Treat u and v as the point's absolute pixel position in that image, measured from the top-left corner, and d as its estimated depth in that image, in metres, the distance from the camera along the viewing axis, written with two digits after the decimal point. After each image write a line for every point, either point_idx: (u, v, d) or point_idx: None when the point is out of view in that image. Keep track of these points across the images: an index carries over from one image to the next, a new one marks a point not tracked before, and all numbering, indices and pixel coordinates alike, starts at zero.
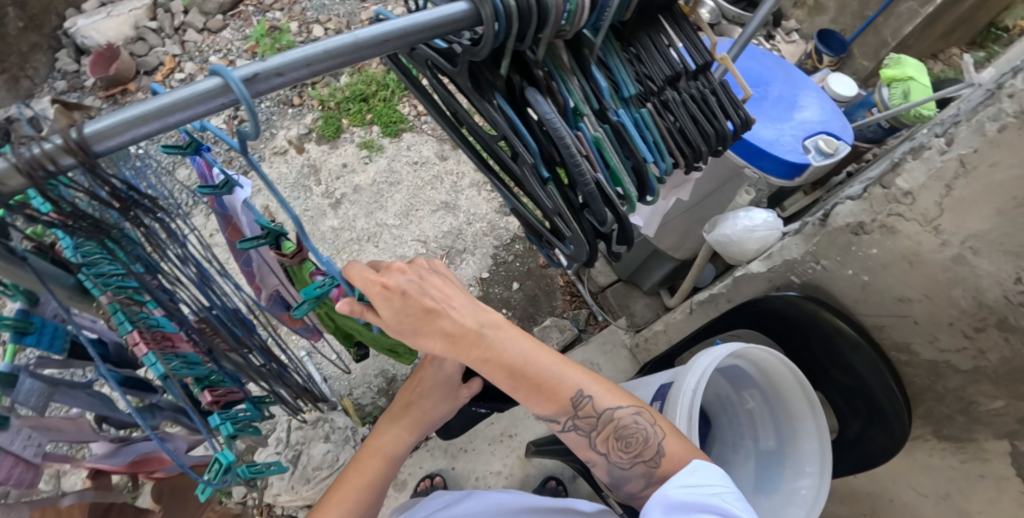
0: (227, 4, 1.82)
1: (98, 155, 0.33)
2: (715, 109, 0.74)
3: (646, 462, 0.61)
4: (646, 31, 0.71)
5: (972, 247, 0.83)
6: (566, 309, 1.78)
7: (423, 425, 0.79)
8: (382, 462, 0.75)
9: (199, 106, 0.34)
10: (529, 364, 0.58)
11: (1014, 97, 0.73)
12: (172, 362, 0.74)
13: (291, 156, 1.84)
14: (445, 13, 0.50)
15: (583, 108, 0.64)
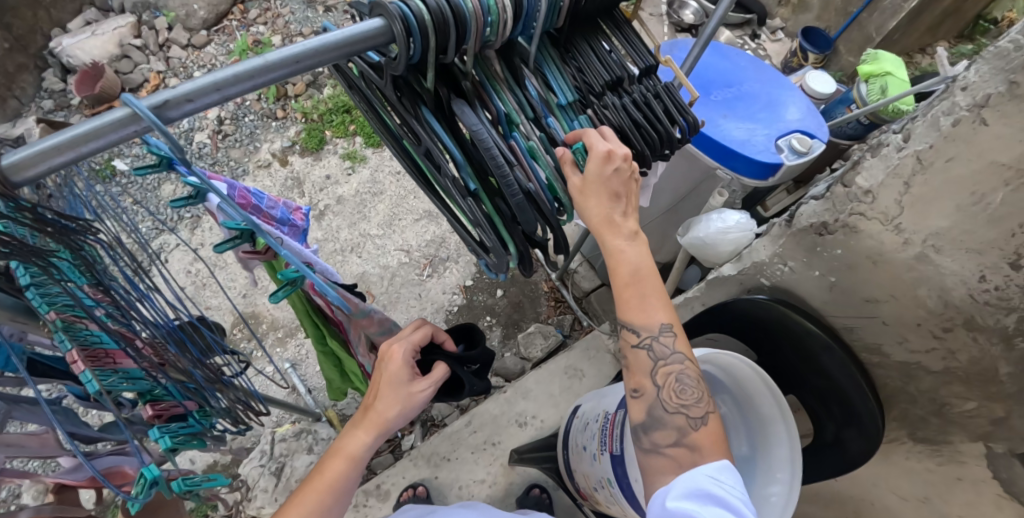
0: (209, 22, 2.70)
1: (13, 185, 0.43)
2: (661, 114, 0.73)
3: (688, 416, 0.76)
4: (582, 37, 0.71)
5: (934, 246, 0.81)
6: (551, 314, 2.21)
7: (377, 424, 0.74)
8: (340, 465, 0.72)
9: (111, 134, 0.44)
10: (643, 273, 0.73)
11: (966, 90, 0.70)
12: (109, 378, 0.72)
13: (275, 170, 2.41)
14: (357, 31, 0.53)
15: (516, 116, 0.64)
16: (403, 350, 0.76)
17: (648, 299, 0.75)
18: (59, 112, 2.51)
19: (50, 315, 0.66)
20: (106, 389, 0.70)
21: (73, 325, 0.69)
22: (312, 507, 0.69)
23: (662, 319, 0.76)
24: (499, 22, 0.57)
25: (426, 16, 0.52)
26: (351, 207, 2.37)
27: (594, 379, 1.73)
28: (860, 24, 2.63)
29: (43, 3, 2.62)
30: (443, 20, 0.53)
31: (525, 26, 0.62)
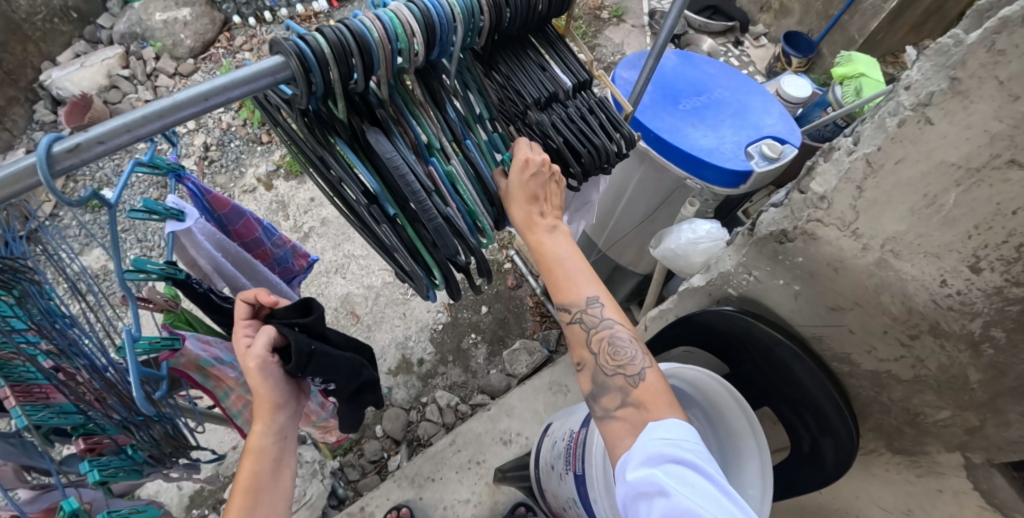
0: (197, 50, 2.75)
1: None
2: (595, 128, 0.75)
3: (627, 374, 0.73)
4: (511, 54, 0.72)
5: (893, 250, 0.78)
6: (537, 329, 2.18)
7: (264, 411, 0.69)
8: (250, 463, 0.67)
9: (22, 179, 0.47)
10: (562, 261, 0.74)
11: (909, 89, 0.68)
12: (39, 413, 0.70)
13: (260, 194, 2.40)
14: (259, 67, 0.52)
15: (435, 143, 0.64)
16: (238, 336, 0.70)
17: (573, 274, 0.74)
18: None
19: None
20: (33, 424, 0.68)
21: (7, 362, 0.66)
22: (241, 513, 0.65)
23: (590, 290, 0.74)
24: (411, 50, 0.57)
25: (325, 50, 0.52)
26: (335, 228, 2.36)
27: (579, 394, 1.69)
28: (842, 27, 2.64)
29: (34, 38, 2.65)
30: (347, 53, 0.53)
31: (444, 50, 0.62)
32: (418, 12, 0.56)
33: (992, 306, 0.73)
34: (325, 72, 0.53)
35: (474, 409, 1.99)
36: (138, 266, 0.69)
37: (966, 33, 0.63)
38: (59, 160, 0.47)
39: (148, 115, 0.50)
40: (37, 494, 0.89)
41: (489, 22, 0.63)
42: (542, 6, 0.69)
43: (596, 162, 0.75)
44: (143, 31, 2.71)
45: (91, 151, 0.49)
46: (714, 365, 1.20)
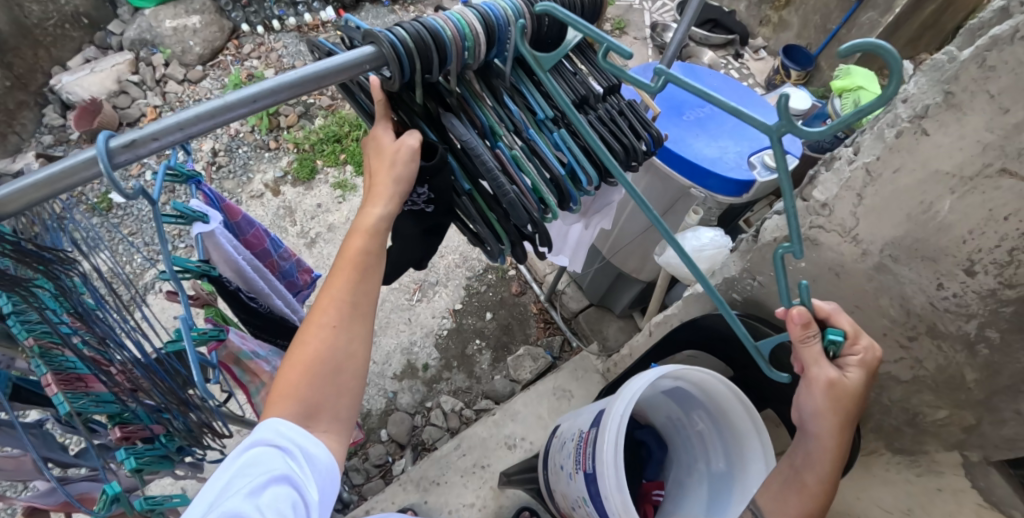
0: (206, 58, 2.80)
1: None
2: (625, 128, 0.78)
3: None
4: (546, 60, 0.76)
5: (891, 255, 0.82)
6: (541, 336, 2.21)
7: (384, 192, 0.66)
8: (359, 241, 0.66)
9: (81, 173, 0.51)
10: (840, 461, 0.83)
11: (906, 102, 0.72)
12: (81, 400, 0.73)
13: (268, 199, 2.44)
14: (352, 56, 0.58)
15: (498, 129, 0.70)
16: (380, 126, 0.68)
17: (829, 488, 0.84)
18: (58, 147, 2.60)
19: (28, 341, 0.67)
20: (76, 412, 0.71)
21: (48, 351, 0.70)
22: (348, 283, 0.65)
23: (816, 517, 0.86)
24: (476, 47, 0.64)
25: (410, 43, 0.59)
26: (341, 234, 2.39)
27: (582, 399, 1.72)
28: (839, 41, 2.71)
29: (44, 43, 2.71)
30: (418, 47, 0.60)
31: (499, 50, 0.68)
32: (480, 16, 0.63)
33: (987, 308, 0.77)
34: (402, 61, 0.59)
35: (478, 414, 2.01)
36: (183, 264, 0.76)
37: (959, 50, 0.68)
38: (116, 154, 0.51)
39: (201, 115, 0.53)
40: (53, 487, 0.93)
41: (530, 29, 0.67)
42: (576, 14, 0.73)
43: (627, 162, 0.78)
44: (153, 38, 2.77)
45: (146, 147, 0.52)
46: (719, 367, 1.23)
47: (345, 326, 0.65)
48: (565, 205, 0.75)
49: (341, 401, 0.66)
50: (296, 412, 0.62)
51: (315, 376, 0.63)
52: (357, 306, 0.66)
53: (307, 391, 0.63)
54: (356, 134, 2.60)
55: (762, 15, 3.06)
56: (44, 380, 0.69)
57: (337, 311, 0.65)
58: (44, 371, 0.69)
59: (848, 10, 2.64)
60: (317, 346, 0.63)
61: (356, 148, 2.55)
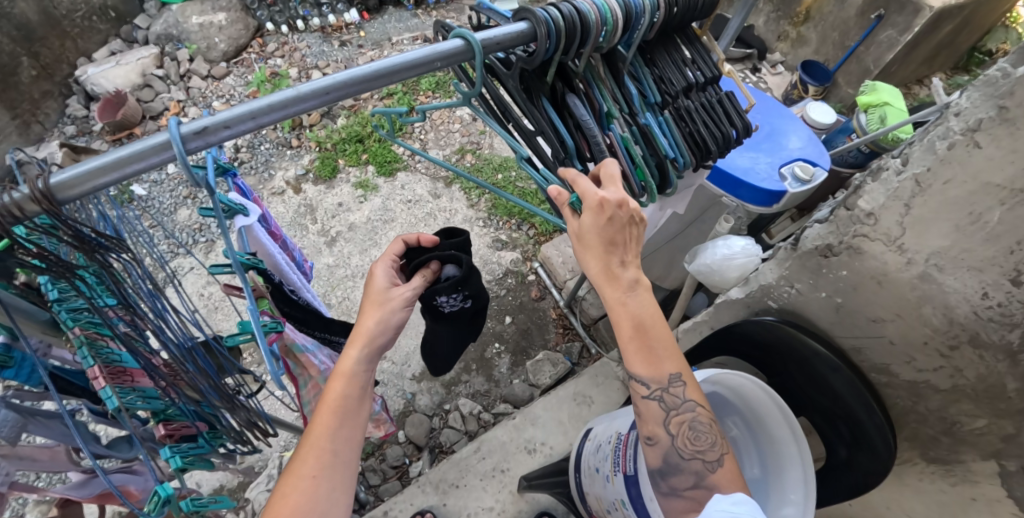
0: (230, 55, 2.84)
1: (59, 202, 0.50)
2: (723, 116, 0.87)
3: (704, 460, 0.79)
4: (665, 46, 0.84)
5: (936, 264, 0.84)
6: (560, 341, 2.23)
7: (361, 340, 0.82)
8: (339, 385, 0.79)
9: (153, 158, 0.52)
10: (648, 320, 0.79)
11: (959, 116, 0.74)
12: (128, 395, 0.74)
13: (289, 197, 2.47)
14: (508, 31, 0.66)
15: (615, 111, 0.77)
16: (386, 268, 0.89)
17: (655, 348, 0.79)
18: (81, 137, 2.63)
19: (74, 330, 0.67)
20: (124, 407, 0.72)
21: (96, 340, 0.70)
22: (327, 427, 0.77)
23: (671, 368, 0.79)
24: (613, 31, 0.70)
25: (562, 24, 0.66)
26: (362, 234, 2.41)
27: (603, 407, 1.71)
28: (857, 58, 2.73)
29: (71, 34, 2.75)
30: (573, 28, 0.67)
31: (629, 37, 0.75)
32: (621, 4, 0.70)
33: None
34: (553, 41, 0.67)
35: (496, 418, 2.02)
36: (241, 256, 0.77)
37: (1013, 67, 0.70)
38: (189, 141, 0.52)
39: (272, 105, 0.56)
40: (86, 479, 0.82)
41: (661, 19, 0.75)
42: (699, 9, 0.80)
43: (721, 148, 0.86)
44: (179, 33, 2.81)
45: (218, 134, 0.54)
46: (751, 371, 1.25)
47: (321, 477, 0.74)
48: (664, 186, 0.84)
49: None
50: None
51: None
52: (336, 456, 0.76)
53: None
54: (378, 134, 2.63)
55: (780, 30, 3.08)
56: (91, 372, 0.68)
57: (316, 461, 0.74)
58: (92, 364, 0.68)
59: (867, 27, 2.66)
60: (297, 497, 0.72)
61: (378, 149, 2.58)
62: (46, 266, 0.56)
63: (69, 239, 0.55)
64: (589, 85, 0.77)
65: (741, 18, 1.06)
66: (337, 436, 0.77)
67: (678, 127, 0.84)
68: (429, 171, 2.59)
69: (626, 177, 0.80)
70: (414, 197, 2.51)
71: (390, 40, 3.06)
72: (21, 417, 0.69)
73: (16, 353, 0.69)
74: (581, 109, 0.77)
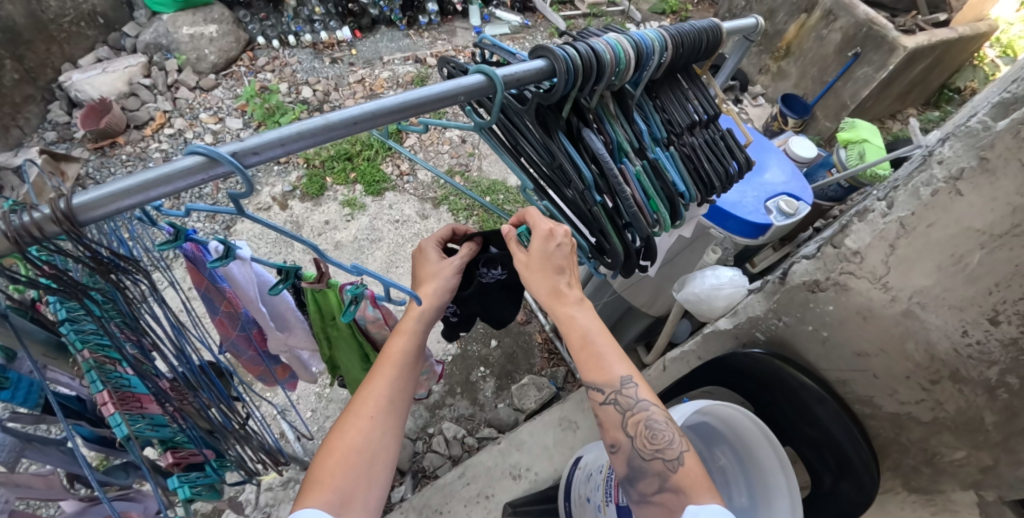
0: (219, 68, 2.83)
1: (80, 224, 0.49)
2: (722, 153, 0.92)
3: (665, 460, 0.79)
4: (669, 87, 0.88)
5: (919, 302, 0.88)
6: (545, 366, 2.22)
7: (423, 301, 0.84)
8: (401, 340, 0.83)
9: (180, 182, 0.51)
10: (595, 336, 0.81)
11: (942, 164, 0.78)
12: (137, 423, 0.70)
13: (275, 213, 2.45)
14: (528, 68, 0.67)
15: (627, 146, 0.79)
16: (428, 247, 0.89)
17: (605, 356, 0.81)
18: (61, 144, 2.57)
19: (82, 354, 0.62)
20: (135, 434, 0.68)
21: (105, 366, 0.65)
22: (386, 379, 0.81)
23: (621, 371, 0.81)
24: (625, 70, 0.73)
25: (579, 61, 0.68)
26: (348, 253, 2.39)
27: (588, 432, 1.70)
28: (835, 93, 2.84)
29: (58, 39, 2.71)
30: (590, 66, 0.69)
31: (639, 76, 0.78)
32: (633, 43, 0.73)
33: (1008, 356, 0.83)
34: (571, 76, 0.68)
35: (480, 443, 1.99)
36: (280, 267, 0.76)
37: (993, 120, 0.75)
38: (244, 159, 0.53)
39: (300, 132, 0.55)
40: (85, 507, 0.79)
41: (667, 60, 0.79)
42: (701, 51, 0.85)
43: (722, 185, 0.90)
44: (168, 43, 2.80)
45: (247, 160, 0.53)
46: (738, 400, 1.27)
47: (379, 419, 0.78)
48: (674, 219, 0.86)
49: (367, 491, 0.74)
50: (332, 500, 0.71)
51: (353, 465, 0.75)
52: (392, 404, 0.80)
53: (341, 481, 0.73)
54: (368, 153, 2.63)
55: (761, 63, 3.21)
56: (100, 398, 0.62)
57: (374, 405, 0.79)
58: (100, 389, 0.62)
59: (844, 64, 2.78)
60: (355, 436, 0.76)
61: (367, 168, 2.59)
62: (54, 285, 0.53)
63: (85, 258, 0.53)
64: (602, 120, 0.78)
65: (738, 57, 1.10)
66: (393, 387, 0.81)
67: (684, 162, 0.87)
68: (418, 192, 2.60)
69: (640, 209, 0.81)
70: (402, 218, 2.51)
71: (382, 59, 3.07)
72: (19, 441, 0.67)
73: (11, 373, 0.67)
74: (597, 142, 0.77)
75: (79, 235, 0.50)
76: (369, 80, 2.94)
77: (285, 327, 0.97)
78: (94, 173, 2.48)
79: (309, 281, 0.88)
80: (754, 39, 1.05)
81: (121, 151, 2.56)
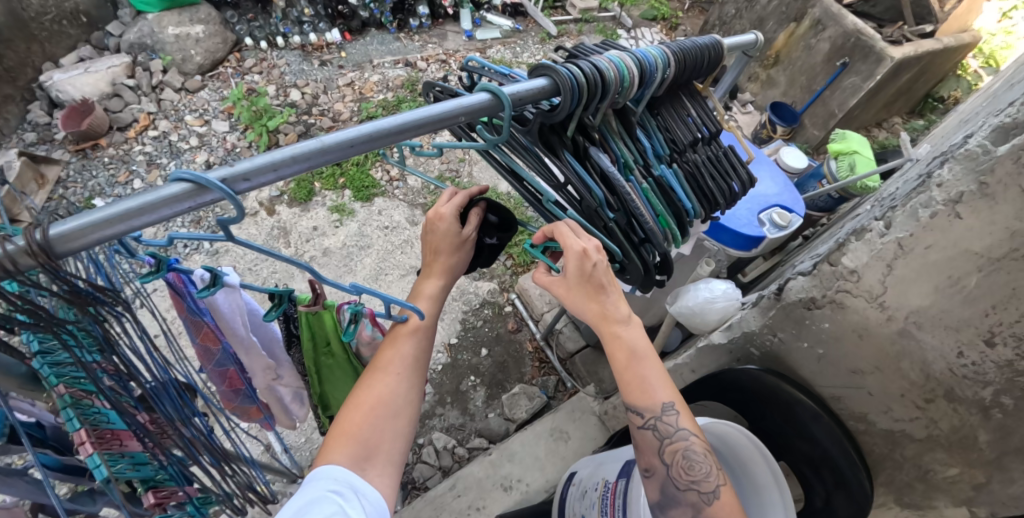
0: (205, 69, 2.78)
1: (57, 256, 0.46)
2: (725, 169, 0.91)
3: (700, 491, 0.78)
4: (670, 103, 0.87)
5: (916, 322, 0.88)
6: (535, 375, 2.20)
7: (440, 270, 0.84)
8: (423, 305, 0.83)
9: (165, 211, 0.48)
10: (642, 355, 0.80)
11: (942, 187, 0.78)
12: (117, 463, 0.67)
13: (262, 219, 2.41)
14: (532, 87, 0.66)
15: (633, 163, 0.78)
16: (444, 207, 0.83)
17: (649, 379, 0.80)
18: (41, 145, 2.51)
19: (59, 389, 0.60)
20: (113, 476, 0.65)
21: (80, 401, 0.63)
22: (411, 342, 0.82)
23: (665, 397, 0.80)
24: (629, 86, 0.71)
25: (584, 79, 0.67)
26: (337, 260, 2.36)
27: (580, 442, 1.68)
28: (823, 101, 2.87)
29: (39, 37, 2.65)
30: (595, 84, 0.67)
31: (644, 90, 0.77)
32: (636, 60, 0.72)
33: (1003, 376, 0.83)
34: (576, 95, 0.67)
35: (471, 453, 1.97)
36: (272, 292, 0.73)
37: (992, 145, 0.75)
38: (234, 186, 0.51)
39: (296, 157, 0.53)
40: None
41: (671, 75, 0.78)
42: (702, 65, 0.84)
43: (727, 201, 0.90)
44: (153, 43, 2.74)
45: (236, 187, 0.51)
46: (732, 416, 1.27)
47: (405, 377, 0.80)
48: (682, 234, 0.85)
49: (387, 447, 0.76)
50: (354, 455, 0.74)
51: (378, 417, 0.77)
52: (417, 361, 0.81)
53: (365, 432, 0.75)
54: (357, 158, 2.60)
55: (750, 72, 3.22)
56: (77, 437, 0.61)
57: (400, 362, 0.80)
58: (77, 428, 0.61)
59: (832, 74, 2.81)
60: (382, 392, 0.78)
61: (356, 173, 2.55)
62: (30, 321, 0.51)
63: (60, 292, 0.51)
64: (607, 136, 0.77)
65: (735, 72, 1.09)
66: (418, 347, 0.82)
67: (688, 179, 0.86)
68: (407, 198, 2.57)
69: (651, 226, 0.81)
70: (391, 224, 2.47)
71: (372, 62, 3.03)
72: None
73: None
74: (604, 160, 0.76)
75: (56, 271, 0.47)
76: (359, 83, 2.91)
77: (273, 357, 0.98)
78: (75, 176, 2.42)
79: (304, 304, 0.84)
80: (752, 55, 1.04)
81: (103, 154, 2.50)
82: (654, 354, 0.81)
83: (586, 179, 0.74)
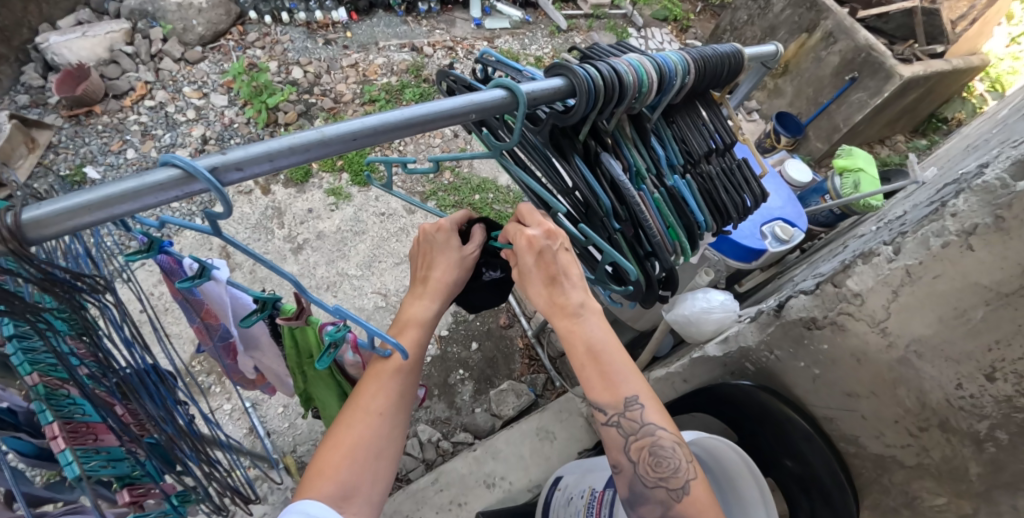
0: (205, 40, 2.71)
1: (28, 242, 0.43)
2: (737, 183, 0.89)
3: (669, 488, 0.78)
4: (686, 112, 0.85)
5: (917, 351, 0.87)
6: (524, 372, 2.18)
7: (436, 291, 0.82)
8: (413, 333, 0.80)
9: (148, 199, 0.46)
10: (602, 348, 0.77)
11: (956, 217, 0.77)
12: (90, 459, 0.63)
13: (256, 198, 2.36)
14: (547, 86, 0.63)
15: (646, 172, 0.75)
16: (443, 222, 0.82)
17: (616, 376, 0.77)
18: (33, 109, 2.44)
19: (32, 378, 0.58)
20: (86, 474, 0.61)
21: (54, 391, 0.60)
22: (398, 380, 0.79)
23: (631, 390, 0.78)
24: (647, 92, 0.69)
25: (602, 82, 0.64)
26: (331, 244, 2.32)
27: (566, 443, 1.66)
28: (829, 115, 2.85)
29: None
30: (612, 87, 0.65)
31: (661, 98, 0.74)
32: (657, 65, 0.69)
33: (1000, 411, 0.82)
34: (592, 97, 0.64)
35: (455, 447, 1.96)
36: (255, 297, 0.72)
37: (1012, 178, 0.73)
38: (224, 176, 0.49)
39: (294, 147, 0.51)
40: None
41: (691, 82, 0.76)
42: (723, 74, 0.82)
43: (738, 215, 0.88)
44: (154, 11, 2.67)
45: (227, 176, 0.49)
46: (722, 428, 1.27)
47: (388, 417, 0.78)
48: (691, 247, 0.83)
49: (367, 488, 0.75)
50: (332, 493, 0.72)
51: (355, 459, 0.75)
52: (402, 398, 0.79)
53: (344, 474, 0.74)
54: None
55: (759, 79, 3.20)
56: (49, 430, 0.58)
57: (384, 401, 0.78)
58: (50, 420, 0.58)
59: (840, 88, 2.79)
60: (362, 432, 0.76)
61: (355, 157, 2.51)
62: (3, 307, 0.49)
63: (34, 277, 0.48)
64: (620, 143, 0.75)
65: (752, 83, 1.07)
66: (407, 382, 0.79)
67: (701, 191, 0.84)
68: (406, 186, 2.53)
69: (660, 237, 0.79)
70: (388, 211, 2.44)
71: (377, 44, 2.97)
72: None
73: None
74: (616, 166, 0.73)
75: (31, 257, 0.45)
76: (363, 65, 2.85)
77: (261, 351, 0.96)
78: (67, 142, 2.36)
79: (285, 318, 0.79)
80: (771, 66, 1.01)
81: (97, 121, 2.44)
82: (617, 343, 0.79)
83: (595, 186, 0.72)
